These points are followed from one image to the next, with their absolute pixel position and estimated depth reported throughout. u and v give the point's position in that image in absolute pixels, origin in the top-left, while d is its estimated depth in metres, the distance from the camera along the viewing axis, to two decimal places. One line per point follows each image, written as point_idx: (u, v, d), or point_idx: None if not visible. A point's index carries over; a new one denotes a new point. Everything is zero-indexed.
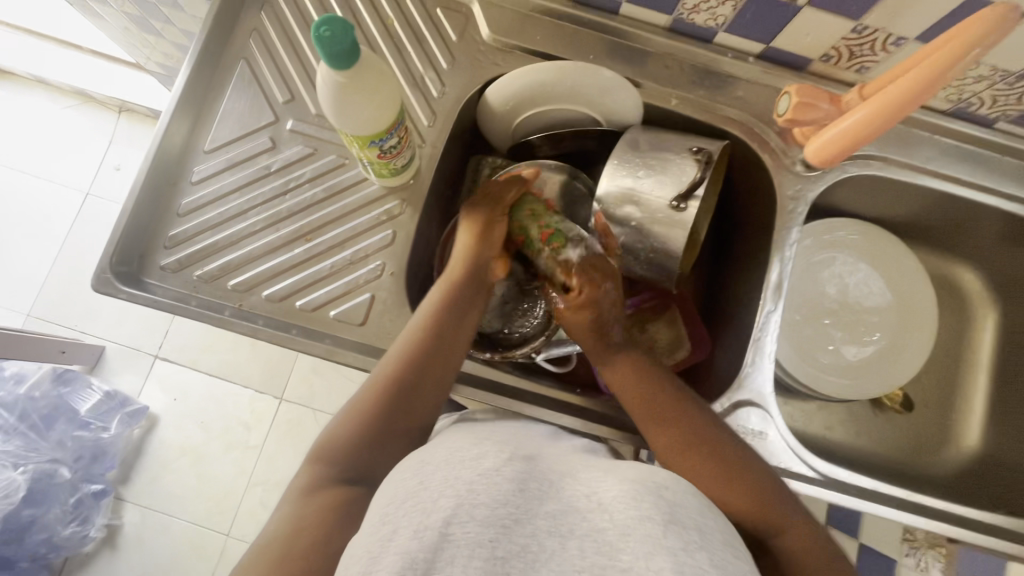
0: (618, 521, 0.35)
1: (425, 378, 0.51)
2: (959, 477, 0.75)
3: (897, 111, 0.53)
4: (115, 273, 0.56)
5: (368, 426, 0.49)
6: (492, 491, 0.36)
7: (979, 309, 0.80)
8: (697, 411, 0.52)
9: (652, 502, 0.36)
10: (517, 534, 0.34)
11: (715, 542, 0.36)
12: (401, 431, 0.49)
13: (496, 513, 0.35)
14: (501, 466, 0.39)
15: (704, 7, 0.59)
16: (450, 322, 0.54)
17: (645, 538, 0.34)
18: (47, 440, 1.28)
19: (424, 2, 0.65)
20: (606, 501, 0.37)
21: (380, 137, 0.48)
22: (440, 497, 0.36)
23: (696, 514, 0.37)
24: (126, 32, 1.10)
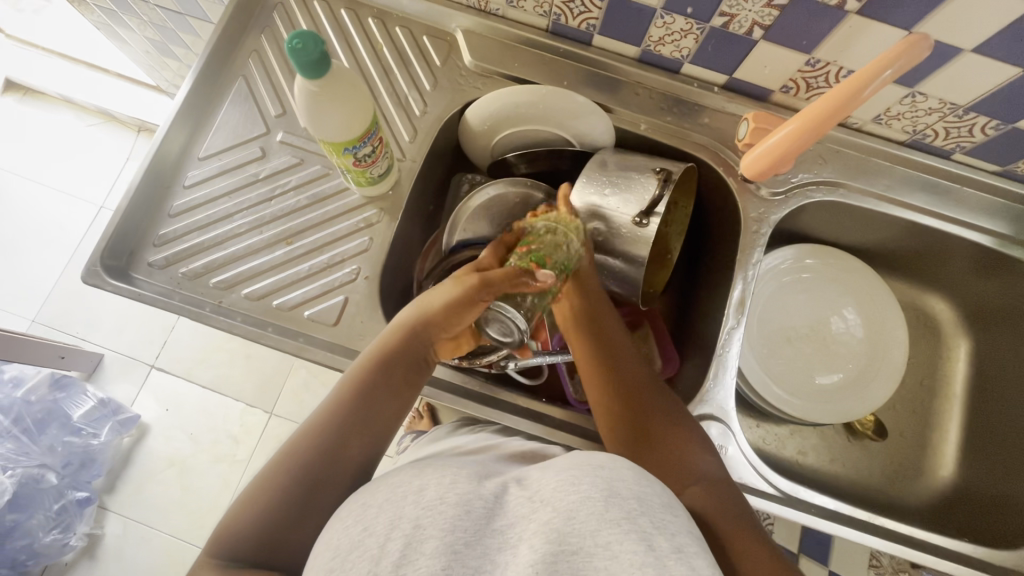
0: (561, 508, 0.35)
1: (358, 420, 0.50)
2: (932, 508, 0.74)
3: (813, 125, 0.56)
4: (104, 266, 0.60)
5: (291, 484, 0.46)
6: (440, 520, 0.34)
7: (952, 339, 0.80)
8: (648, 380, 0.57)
9: (590, 482, 0.36)
10: (468, 558, 0.33)
11: (655, 505, 0.36)
12: (329, 484, 0.47)
13: (446, 542, 0.33)
14: (447, 495, 0.36)
15: (669, 40, 0.63)
16: (394, 363, 0.54)
17: (591, 517, 0.34)
18: (37, 444, 1.28)
19: (412, 30, 0.71)
20: (547, 495, 0.36)
21: (353, 144, 0.53)
22: (388, 539, 0.34)
23: (635, 486, 0.37)
24: (148, 57, 1.19)
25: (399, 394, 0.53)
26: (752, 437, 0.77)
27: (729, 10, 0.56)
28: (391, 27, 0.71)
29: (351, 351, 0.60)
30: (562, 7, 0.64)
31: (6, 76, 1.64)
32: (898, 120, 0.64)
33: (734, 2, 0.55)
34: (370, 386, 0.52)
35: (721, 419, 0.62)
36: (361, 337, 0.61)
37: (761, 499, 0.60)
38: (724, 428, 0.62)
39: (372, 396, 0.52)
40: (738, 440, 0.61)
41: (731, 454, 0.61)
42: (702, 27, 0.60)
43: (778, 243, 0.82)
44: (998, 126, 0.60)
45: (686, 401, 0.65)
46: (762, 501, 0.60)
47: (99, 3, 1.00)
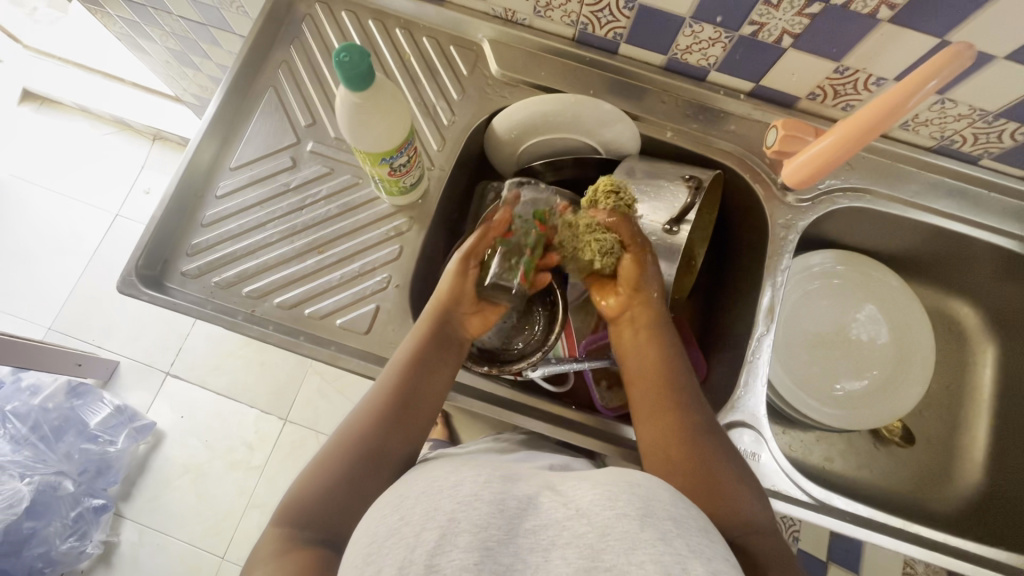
0: (597, 522, 0.35)
1: (394, 421, 0.52)
2: (962, 514, 0.74)
3: (860, 134, 0.57)
4: (139, 276, 0.60)
5: (338, 471, 0.49)
6: (472, 518, 0.36)
7: (978, 344, 0.80)
8: (694, 401, 0.54)
9: (626, 499, 0.36)
10: (501, 557, 0.33)
11: (692, 529, 0.36)
12: (371, 472, 0.49)
13: (479, 537, 0.34)
14: (481, 492, 0.38)
15: (697, 48, 0.64)
16: (430, 365, 0.55)
17: (623, 535, 0.34)
18: (55, 452, 1.28)
19: (439, 40, 0.71)
20: (583, 506, 0.37)
21: (391, 154, 0.53)
22: (421, 532, 0.35)
23: (671, 506, 0.37)
24: (167, 67, 1.20)
25: (435, 397, 0.55)
26: (779, 443, 0.77)
27: (759, 19, 0.57)
28: (419, 37, 0.71)
29: (384, 360, 0.60)
30: (589, 17, 0.64)
31: (23, 87, 1.66)
32: (926, 125, 0.64)
33: (765, 11, 0.56)
34: (406, 388, 0.54)
35: (752, 426, 0.62)
36: (392, 346, 0.61)
37: (795, 505, 0.60)
38: (756, 435, 0.62)
39: (407, 399, 0.53)
40: (771, 447, 0.61)
41: (764, 461, 0.61)
42: (731, 35, 0.60)
43: (801, 249, 0.82)
44: None
45: (716, 408, 0.65)
46: (795, 508, 0.60)
47: (121, 14, 1.01)
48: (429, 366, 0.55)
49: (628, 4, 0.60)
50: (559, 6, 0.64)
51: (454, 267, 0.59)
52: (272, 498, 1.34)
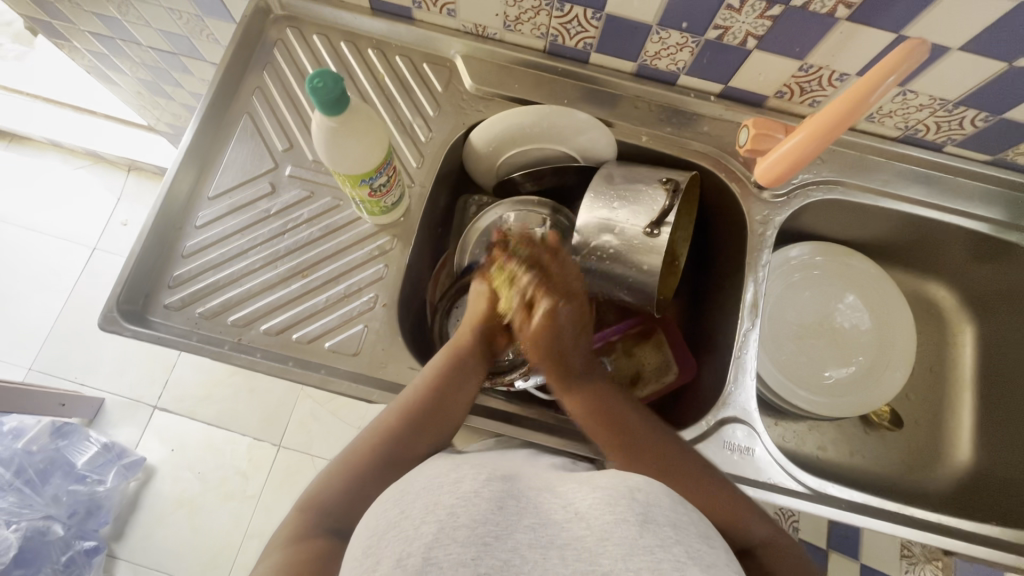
0: (596, 526, 0.36)
1: (421, 424, 0.53)
2: (954, 492, 0.75)
3: (828, 130, 0.58)
4: (121, 312, 0.59)
5: (367, 457, 0.50)
6: (472, 512, 0.36)
7: (957, 325, 0.82)
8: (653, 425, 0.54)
9: (625, 504, 0.37)
10: (498, 550, 0.34)
11: (690, 533, 0.37)
12: (395, 459, 0.51)
13: (476, 532, 0.34)
14: (481, 489, 0.38)
15: (665, 54, 0.65)
16: (460, 376, 0.56)
17: (621, 542, 0.34)
18: (41, 495, 1.26)
19: (412, 58, 0.72)
20: (582, 509, 0.37)
21: (370, 175, 0.53)
22: (422, 525, 0.36)
23: (672, 512, 0.37)
24: (138, 97, 1.19)
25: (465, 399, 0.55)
26: (773, 435, 0.78)
27: (723, 23, 0.58)
28: (391, 56, 0.72)
29: (375, 381, 0.60)
30: (559, 28, 0.65)
31: None
32: (890, 117, 0.66)
33: (729, 15, 0.57)
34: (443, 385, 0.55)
35: (745, 421, 0.63)
36: (383, 365, 0.61)
37: (791, 497, 0.60)
38: (748, 429, 0.62)
39: (435, 408, 0.53)
40: (764, 440, 0.62)
41: (758, 454, 0.61)
42: (698, 40, 0.62)
43: (781, 243, 0.83)
44: (987, 118, 0.62)
45: (708, 406, 0.65)
46: (793, 499, 0.60)
47: (89, 47, 1.00)
48: (461, 380, 0.56)
49: (595, 14, 0.62)
50: (528, 20, 0.65)
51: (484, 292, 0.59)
52: (269, 527, 1.31)
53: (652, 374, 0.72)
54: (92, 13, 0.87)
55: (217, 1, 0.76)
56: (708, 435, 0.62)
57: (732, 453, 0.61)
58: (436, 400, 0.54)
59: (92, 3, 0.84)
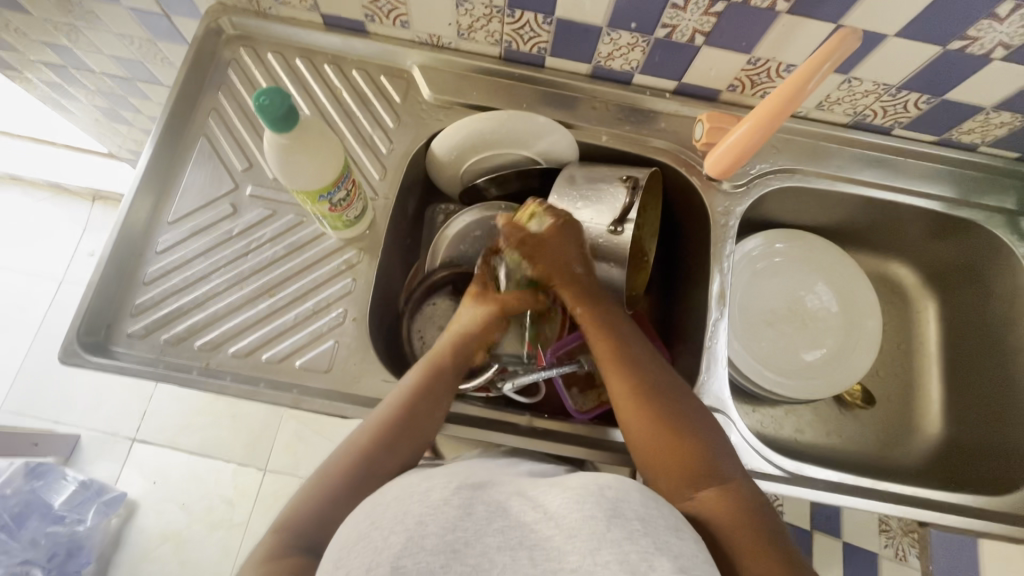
0: (565, 526, 0.36)
1: (396, 440, 0.52)
2: (929, 465, 0.77)
3: (787, 101, 0.57)
4: (82, 344, 0.58)
5: (343, 474, 0.50)
6: (440, 521, 0.36)
7: (919, 301, 0.85)
8: (679, 398, 0.53)
9: (593, 501, 0.37)
10: (467, 557, 0.34)
11: (659, 527, 0.37)
12: (371, 471, 0.50)
13: (445, 540, 0.35)
14: (450, 498, 0.38)
15: (618, 54, 0.66)
16: (434, 392, 0.56)
17: (590, 536, 0.35)
18: (18, 540, 1.21)
19: (369, 71, 0.72)
20: (552, 509, 0.38)
21: (328, 191, 0.53)
22: (391, 535, 0.35)
23: (640, 507, 0.38)
24: (97, 124, 1.16)
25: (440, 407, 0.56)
26: (751, 422, 0.79)
27: (670, 22, 0.60)
28: (348, 70, 0.72)
29: (349, 397, 0.59)
30: (512, 35, 0.66)
31: None
32: (839, 104, 0.68)
33: (674, 14, 0.59)
34: (417, 399, 0.55)
35: (721, 410, 0.63)
36: (355, 382, 0.60)
37: (771, 481, 0.61)
38: (724, 418, 0.63)
39: (410, 419, 0.54)
40: (739, 428, 0.63)
41: (734, 441, 0.62)
42: (647, 39, 0.63)
43: (745, 233, 0.85)
44: (929, 100, 0.65)
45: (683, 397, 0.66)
46: (772, 483, 0.61)
47: (40, 77, 0.98)
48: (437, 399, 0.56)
49: (546, 19, 0.63)
50: (481, 27, 0.66)
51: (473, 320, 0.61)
52: None
53: None
54: (42, 42, 0.86)
55: (168, 24, 0.75)
56: None
57: None
58: (409, 415, 0.54)
59: (40, 32, 0.82)
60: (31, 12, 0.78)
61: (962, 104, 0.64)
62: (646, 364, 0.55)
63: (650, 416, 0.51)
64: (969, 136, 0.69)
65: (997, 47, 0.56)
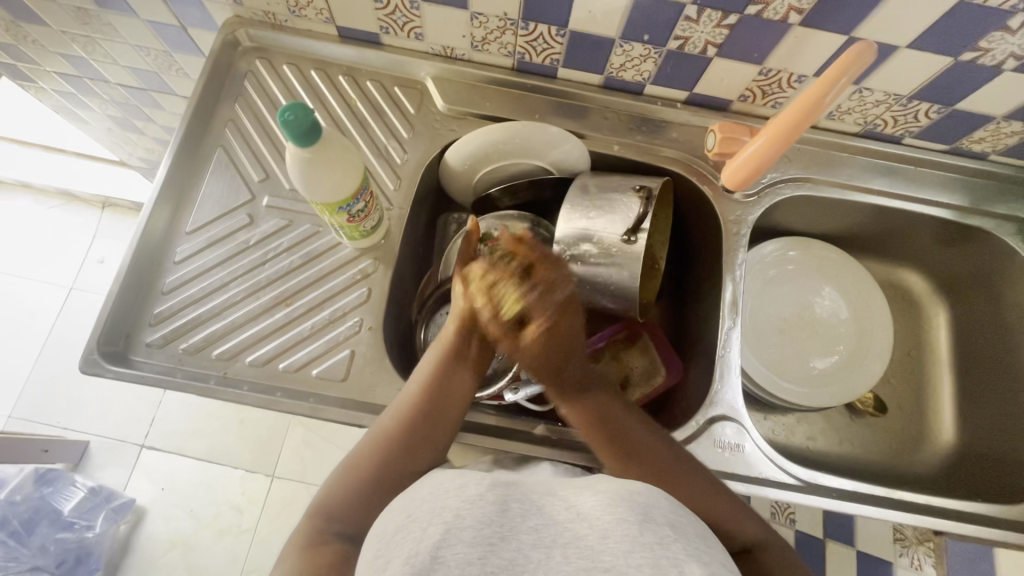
0: (597, 526, 0.36)
1: (413, 447, 0.52)
2: (941, 473, 0.77)
3: (803, 115, 0.58)
4: (103, 354, 0.59)
5: (362, 478, 0.50)
6: (477, 514, 0.37)
7: (929, 308, 0.85)
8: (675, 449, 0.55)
9: (626, 505, 0.38)
10: (503, 550, 0.35)
11: (690, 533, 0.38)
12: (389, 477, 0.51)
13: (482, 533, 0.36)
14: (486, 492, 0.39)
15: (630, 65, 0.67)
16: (457, 385, 0.56)
17: (623, 538, 0.35)
18: (28, 547, 1.23)
19: (383, 83, 0.73)
20: (584, 510, 0.38)
21: (347, 202, 0.54)
22: (428, 526, 0.37)
23: (670, 513, 0.39)
24: (108, 133, 1.18)
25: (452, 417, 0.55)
26: (762, 429, 0.79)
27: (683, 34, 0.60)
28: (362, 81, 0.73)
29: (366, 406, 0.60)
30: (525, 46, 0.67)
31: None
32: (849, 114, 0.69)
33: (687, 26, 0.59)
34: (430, 411, 0.54)
35: (733, 418, 0.64)
36: (372, 391, 0.61)
37: (785, 490, 0.61)
38: (738, 426, 0.63)
39: (433, 411, 0.54)
40: (753, 436, 0.63)
41: (749, 450, 0.62)
42: (660, 51, 0.63)
43: (755, 241, 0.85)
44: (940, 110, 0.65)
45: (697, 406, 0.66)
46: (786, 492, 0.61)
47: (55, 87, 1.00)
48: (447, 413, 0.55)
49: (559, 31, 0.63)
50: (494, 40, 0.67)
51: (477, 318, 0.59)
52: (267, 561, 1.29)
53: (640, 378, 0.72)
54: (58, 54, 0.87)
55: (184, 36, 0.76)
56: (699, 435, 0.62)
57: (723, 452, 0.62)
58: (424, 425, 0.53)
59: (57, 44, 0.84)
60: (48, 24, 0.79)
61: (973, 113, 0.65)
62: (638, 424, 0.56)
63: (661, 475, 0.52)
64: (980, 145, 0.70)
65: (1008, 58, 0.56)
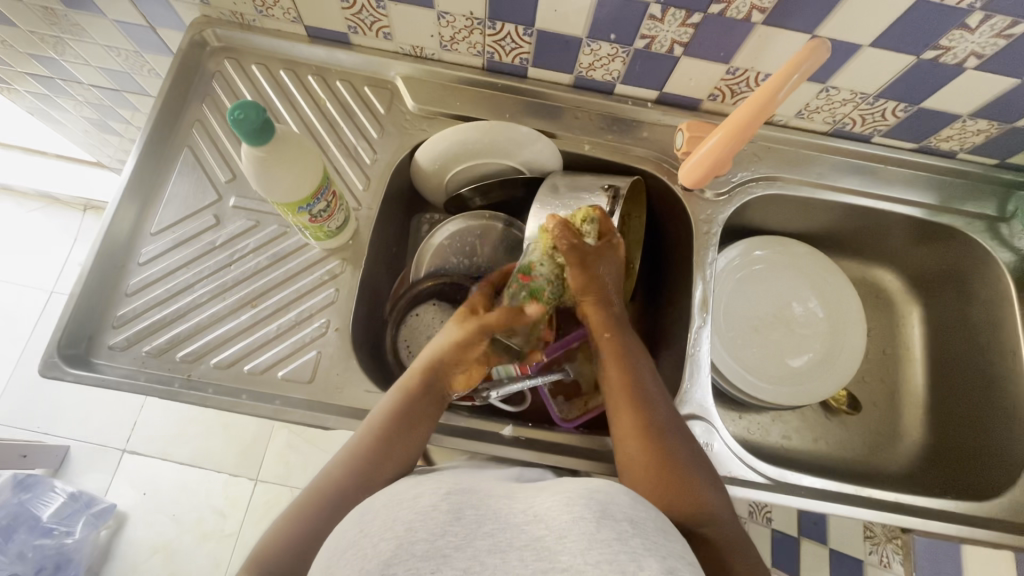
0: (554, 526, 0.36)
1: (374, 469, 0.51)
2: (913, 471, 0.78)
3: (757, 112, 0.58)
4: (63, 357, 0.58)
5: (316, 508, 0.49)
6: (430, 525, 0.36)
7: (904, 306, 0.85)
8: (682, 436, 0.53)
9: (583, 503, 0.37)
10: (457, 560, 0.34)
11: (648, 528, 0.37)
12: (350, 505, 0.49)
13: (435, 545, 0.34)
14: (438, 502, 0.38)
15: (598, 65, 0.67)
16: (404, 418, 0.54)
17: (581, 537, 0.35)
18: (5, 553, 1.21)
19: (353, 82, 0.73)
20: (540, 512, 0.38)
21: (307, 202, 0.54)
22: (380, 543, 0.35)
23: (629, 509, 0.38)
24: (87, 135, 1.17)
25: (421, 434, 0.54)
26: (737, 428, 0.79)
27: (649, 32, 0.60)
28: (332, 81, 0.72)
29: (331, 407, 0.59)
30: (494, 46, 0.67)
31: None
32: (818, 113, 0.69)
33: (652, 25, 0.59)
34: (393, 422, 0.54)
35: (703, 417, 0.64)
36: (338, 391, 0.60)
37: (753, 489, 0.62)
38: (707, 426, 0.63)
39: (377, 446, 0.52)
40: (722, 435, 0.63)
41: (718, 449, 0.62)
42: (627, 50, 0.63)
43: (730, 240, 0.85)
44: (906, 108, 0.65)
45: None
46: (754, 491, 0.61)
47: (30, 89, 0.99)
48: (411, 424, 0.54)
49: (527, 30, 0.63)
50: (463, 39, 0.66)
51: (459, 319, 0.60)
52: None
53: None
54: (29, 54, 0.86)
55: (154, 36, 0.76)
56: None
57: None
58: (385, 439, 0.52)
59: (28, 45, 0.83)
60: (18, 25, 0.78)
61: (939, 111, 0.65)
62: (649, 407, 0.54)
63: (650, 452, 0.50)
64: (948, 143, 0.70)
65: (969, 56, 0.56)
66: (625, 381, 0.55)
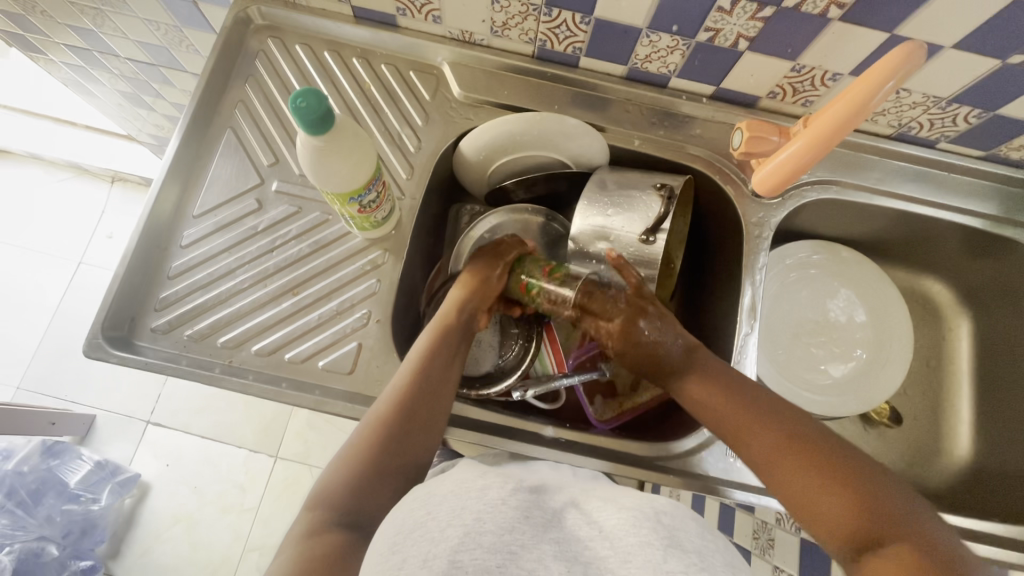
0: (620, 547, 0.35)
1: (414, 423, 0.53)
2: (952, 489, 0.76)
3: (844, 121, 0.54)
4: (106, 337, 0.58)
5: (367, 461, 0.50)
6: (498, 519, 0.36)
7: (951, 318, 0.82)
8: (835, 444, 0.47)
9: (651, 524, 0.36)
10: (524, 560, 0.34)
11: (716, 562, 0.36)
12: (399, 459, 0.51)
13: (502, 540, 0.34)
14: (507, 497, 0.38)
15: (655, 57, 0.64)
16: (435, 376, 0.56)
17: (646, 563, 0.34)
18: (34, 516, 1.24)
19: (399, 67, 0.70)
20: (607, 527, 0.37)
21: (358, 193, 0.53)
22: (447, 528, 0.35)
23: (696, 537, 0.37)
24: (119, 108, 1.16)
25: (450, 388, 0.56)
26: None
27: (715, 25, 0.57)
28: (377, 65, 0.70)
29: (371, 400, 0.59)
30: (547, 34, 0.64)
31: None
32: (883, 115, 0.66)
33: (720, 18, 0.56)
34: (424, 378, 0.55)
35: None
36: (380, 383, 0.59)
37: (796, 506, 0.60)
38: None
39: (425, 397, 0.54)
40: None
41: None
42: (688, 43, 0.61)
43: (775, 244, 0.83)
44: (980, 114, 0.62)
45: None
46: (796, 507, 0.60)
47: (64, 59, 0.98)
48: (435, 378, 0.55)
49: (584, 19, 0.60)
50: (515, 25, 0.64)
51: (465, 289, 0.61)
52: (268, 540, 1.30)
53: None
54: (66, 24, 0.85)
55: (195, 11, 0.74)
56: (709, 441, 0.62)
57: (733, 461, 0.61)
58: (418, 394, 0.54)
59: (66, 15, 0.81)
60: None
61: (1015, 119, 0.61)
62: (775, 408, 0.51)
63: (800, 468, 0.46)
64: (1019, 153, 0.67)
65: None
66: (755, 409, 0.51)
